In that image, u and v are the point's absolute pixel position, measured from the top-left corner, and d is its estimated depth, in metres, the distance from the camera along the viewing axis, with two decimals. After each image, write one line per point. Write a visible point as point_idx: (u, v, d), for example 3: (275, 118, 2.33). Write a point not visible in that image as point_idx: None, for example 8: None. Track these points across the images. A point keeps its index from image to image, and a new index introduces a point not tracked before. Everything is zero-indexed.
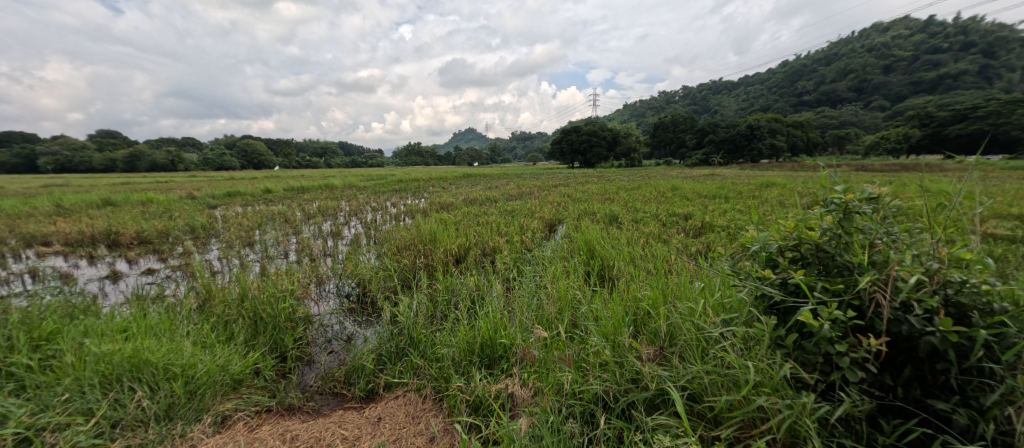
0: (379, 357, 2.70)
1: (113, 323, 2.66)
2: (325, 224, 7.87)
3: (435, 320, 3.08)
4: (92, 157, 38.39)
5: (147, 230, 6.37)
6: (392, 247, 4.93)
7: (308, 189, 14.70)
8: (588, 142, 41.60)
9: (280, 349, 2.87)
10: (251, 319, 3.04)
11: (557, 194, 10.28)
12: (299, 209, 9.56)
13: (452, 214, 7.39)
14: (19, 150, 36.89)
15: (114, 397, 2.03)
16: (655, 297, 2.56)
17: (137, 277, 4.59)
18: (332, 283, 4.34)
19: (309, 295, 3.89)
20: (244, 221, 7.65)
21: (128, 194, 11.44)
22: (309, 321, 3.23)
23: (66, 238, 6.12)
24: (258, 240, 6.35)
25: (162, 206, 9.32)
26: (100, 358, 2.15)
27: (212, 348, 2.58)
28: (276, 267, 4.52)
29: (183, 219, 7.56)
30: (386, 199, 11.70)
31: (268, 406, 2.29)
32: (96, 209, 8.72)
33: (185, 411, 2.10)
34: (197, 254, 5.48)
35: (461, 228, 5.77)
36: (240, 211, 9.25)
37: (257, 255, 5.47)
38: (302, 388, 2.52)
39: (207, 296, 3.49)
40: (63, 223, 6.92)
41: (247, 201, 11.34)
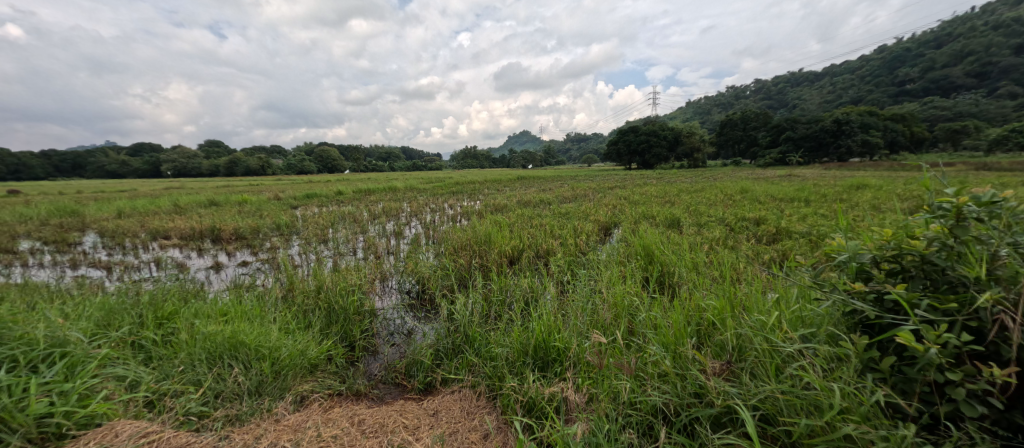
0: (436, 353, 2.82)
1: (217, 307, 3.08)
2: (389, 224, 8.41)
3: (489, 319, 3.18)
4: (201, 163, 44.76)
5: (243, 227, 7.28)
6: (449, 247, 5.13)
7: (374, 191, 15.86)
8: (647, 142, 39.94)
9: (349, 339, 3.13)
10: (325, 311, 3.36)
11: (614, 197, 10.00)
12: (366, 210, 10.33)
13: (506, 216, 7.51)
14: (149, 159, 44.17)
15: (217, 372, 2.34)
16: (721, 307, 2.38)
17: (234, 268, 5.27)
18: (395, 279, 4.63)
19: (373, 290, 4.19)
20: (320, 220, 8.42)
21: (228, 196, 13.19)
22: (374, 314, 3.49)
23: (181, 233, 7.20)
24: (331, 237, 6.96)
25: (255, 206, 10.59)
26: (207, 337, 2.50)
27: (294, 334, 2.88)
28: (346, 263, 4.91)
29: (270, 218, 8.53)
30: (444, 201, 12.18)
31: (339, 390, 2.50)
32: (204, 209, 10.13)
33: (271, 388, 2.35)
34: (281, 249, 6.15)
35: (515, 229, 5.83)
36: (316, 211, 10.19)
37: (330, 251, 6.01)
38: (367, 376, 2.73)
39: (289, 287, 3.91)
40: (180, 220, 8.14)
41: (322, 201, 12.47)
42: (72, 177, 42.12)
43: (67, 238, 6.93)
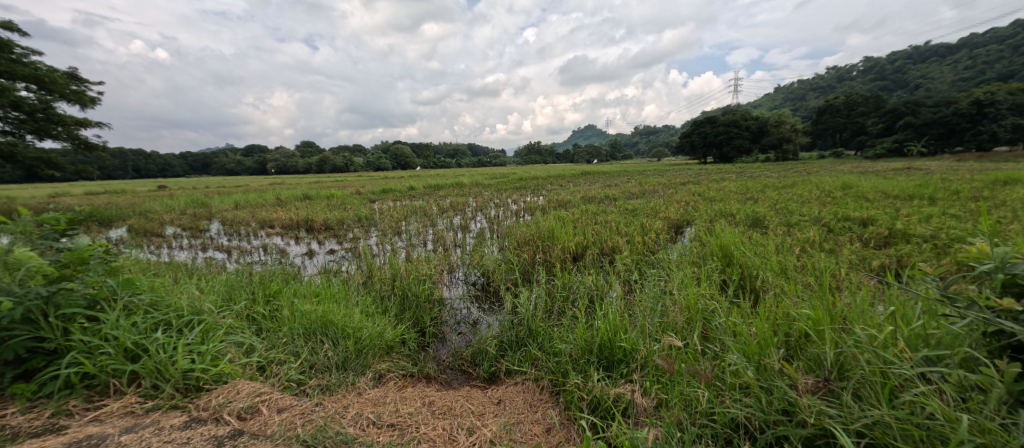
0: (500, 345, 2.89)
1: (311, 289, 3.49)
2: (456, 219, 8.79)
3: (551, 314, 3.19)
4: (297, 161, 50.73)
5: (331, 219, 8.13)
6: (513, 242, 5.21)
7: (442, 186, 16.67)
8: (726, 133, 36.64)
9: (420, 325, 3.35)
10: (400, 298, 3.63)
11: (686, 193, 9.36)
12: (435, 204, 10.91)
13: (570, 212, 7.42)
14: (258, 159, 51.15)
15: (311, 346, 2.65)
16: (816, 318, 2.12)
17: (324, 255, 5.92)
18: (461, 271, 4.84)
19: (441, 280, 4.43)
20: (395, 213, 9.06)
21: (319, 190, 14.80)
22: (443, 303, 3.69)
23: (283, 223, 8.26)
24: (404, 229, 7.48)
25: (340, 200, 11.75)
26: (304, 314, 2.85)
27: (373, 317, 3.16)
28: (418, 254, 5.24)
29: (353, 211, 9.40)
30: (508, 196, 12.38)
31: (411, 371, 2.69)
32: (300, 202, 11.49)
33: (354, 364, 2.60)
34: (362, 240, 6.75)
35: (579, 226, 5.73)
36: (391, 205, 10.99)
37: (404, 242, 6.47)
38: (436, 361, 2.89)
39: (369, 273, 4.29)
40: (282, 212, 9.33)
41: (397, 196, 13.40)
42: (202, 175, 50.35)
43: (199, 226, 8.32)
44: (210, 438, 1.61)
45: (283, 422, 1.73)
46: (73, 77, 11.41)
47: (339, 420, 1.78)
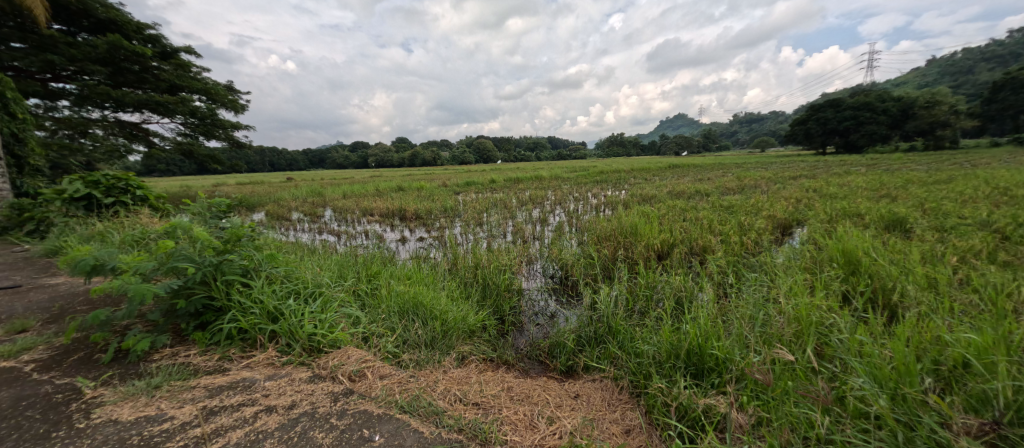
0: (578, 339, 2.87)
1: (404, 272, 3.84)
2: (535, 211, 8.88)
3: (631, 314, 3.07)
4: (392, 156, 55.88)
5: (420, 209, 8.82)
6: (593, 236, 5.10)
7: (522, 180, 16.95)
8: (854, 118, 30.91)
9: (500, 313, 3.48)
10: (482, 285, 3.81)
11: (797, 189, 8.16)
12: (515, 197, 11.15)
13: (655, 207, 6.99)
14: (361, 154, 57.54)
15: (405, 323, 2.90)
16: (983, 345, 1.70)
17: (415, 242, 6.46)
18: (539, 263, 4.90)
19: (521, 271, 4.53)
20: (477, 205, 9.48)
21: (411, 183, 16.12)
22: (521, 293, 3.79)
23: (381, 212, 9.19)
24: (486, 221, 7.79)
25: (429, 191, 12.66)
26: (399, 294, 3.15)
27: (458, 302, 3.37)
28: (498, 245, 5.43)
29: (440, 202, 10.07)
30: (587, 190, 12.11)
31: (491, 356, 2.81)
32: (395, 193, 12.66)
33: (441, 344, 2.78)
34: (447, 229, 7.22)
35: (666, 222, 5.37)
36: (474, 197, 11.52)
37: (485, 233, 6.75)
38: (515, 349, 2.99)
39: (454, 261, 4.57)
40: (380, 201, 10.40)
41: (479, 188, 14.00)
42: (318, 168, 58.34)
43: (317, 212, 9.70)
44: (328, 394, 1.86)
45: (384, 388, 1.93)
46: (230, 89, 14.07)
47: (431, 392, 1.93)
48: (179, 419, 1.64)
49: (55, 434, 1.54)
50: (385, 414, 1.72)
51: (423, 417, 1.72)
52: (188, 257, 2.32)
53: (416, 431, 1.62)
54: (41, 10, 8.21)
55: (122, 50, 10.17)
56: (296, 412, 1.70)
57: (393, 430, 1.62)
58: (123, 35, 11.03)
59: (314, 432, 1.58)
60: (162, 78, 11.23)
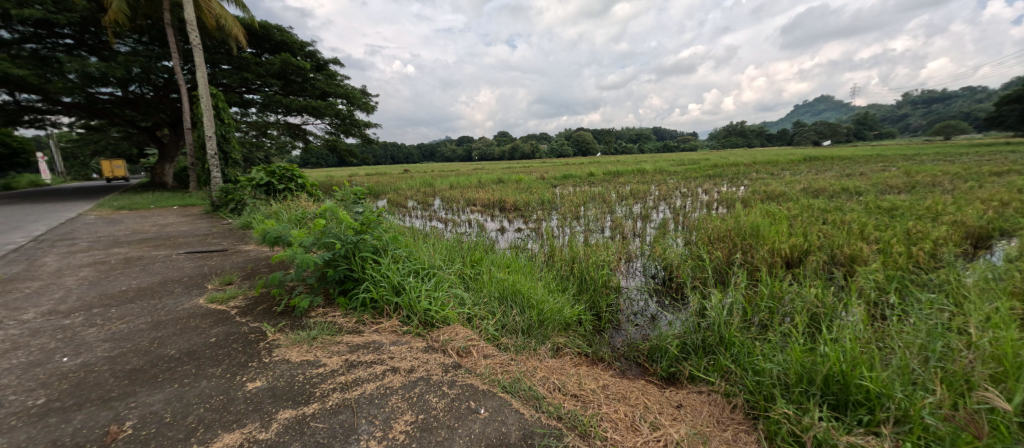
0: (683, 346, 2.65)
1: (504, 260, 4.02)
2: (637, 207, 8.42)
3: (749, 326, 2.72)
4: (494, 150, 58.67)
5: (519, 201, 9.11)
6: (703, 236, 4.64)
7: (623, 173, 16.19)
8: None
9: (596, 309, 3.42)
10: (579, 279, 3.78)
11: (1004, 188, 6.18)
12: (615, 191, 10.73)
13: (784, 206, 6.03)
14: (465, 148, 61.72)
15: (504, 309, 2.99)
16: None
17: (513, 232, 6.72)
18: (639, 262, 4.65)
19: (619, 268, 4.35)
20: (575, 198, 9.37)
21: (511, 175, 16.71)
22: (620, 291, 3.66)
23: (483, 202, 9.77)
24: (583, 214, 7.68)
25: (527, 184, 12.98)
26: (499, 280, 3.28)
27: (554, 293, 3.40)
28: (596, 239, 5.31)
29: (538, 194, 10.25)
30: (697, 185, 11.02)
31: (586, 352, 2.77)
32: (496, 185, 13.28)
33: (537, 333, 2.82)
34: (544, 221, 7.33)
35: (798, 225, 4.59)
36: (571, 190, 11.44)
37: (582, 227, 6.66)
38: (611, 347, 2.91)
39: (551, 253, 4.61)
40: (482, 193, 11.04)
41: (576, 182, 13.84)
42: (429, 161, 64.38)
43: (428, 201, 10.74)
44: (441, 364, 2.07)
45: (488, 367, 2.07)
46: (364, 93, 16.37)
47: (531, 377, 2.01)
48: (329, 366, 2.00)
49: (251, 363, 2.02)
50: (489, 391, 1.84)
51: (524, 400, 1.80)
52: (337, 236, 2.82)
53: (517, 412, 1.70)
54: (242, 38, 10.65)
55: (291, 65, 12.61)
56: (415, 376, 1.94)
57: (496, 406, 1.73)
58: (291, 53, 13.67)
59: (429, 396, 1.77)
60: (316, 86, 13.61)
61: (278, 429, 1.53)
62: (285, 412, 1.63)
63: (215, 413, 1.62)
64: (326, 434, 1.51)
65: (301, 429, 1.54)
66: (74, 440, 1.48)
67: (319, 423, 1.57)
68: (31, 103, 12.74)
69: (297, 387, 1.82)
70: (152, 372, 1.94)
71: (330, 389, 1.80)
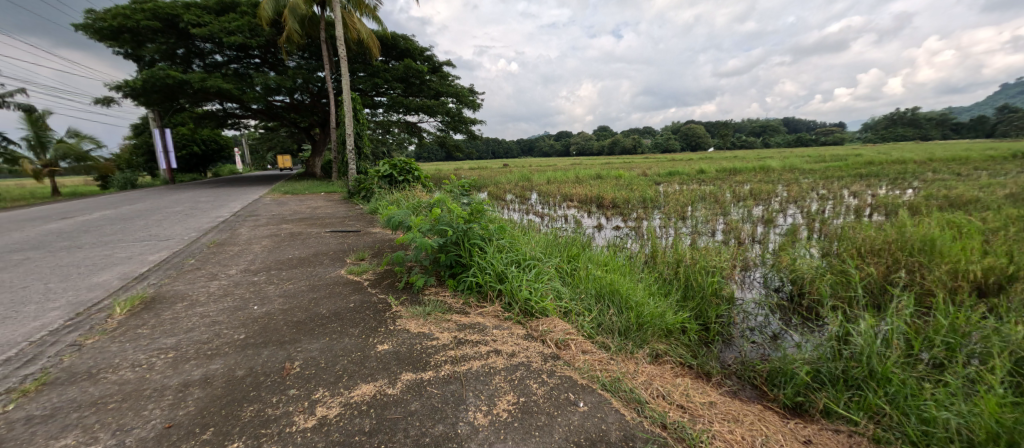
0: (815, 374, 2.24)
1: (602, 258, 3.90)
2: (757, 209, 7.41)
3: (914, 362, 2.19)
4: (592, 145, 57.33)
5: (619, 199, 8.77)
6: (848, 248, 3.85)
7: (741, 171, 14.32)
8: None
9: (703, 319, 3.11)
10: (684, 285, 3.49)
11: None
12: (730, 190, 9.58)
13: (976, 216, 4.67)
14: (563, 144, 61.51)
15: (600, 307, 2.86)
16: None
17: (611, 230, 6.50)
18: (759, 272, 4.10)
19: (734, 278, 3.87)
20: (681, 197, 8.65)
21: (610, 171, 16.12)
22: (733, 303, 3.26)
23: (580, 198, 9.66)
24: (691, 215, 7.03)
25: (628, 180, 12.40)
26: (596, 278, 3.15)
27: (656, 297, 3.18)
28: (706, 243, 4.82)
29: (640, 191, 9.73)
30: (842, 186, 9.18)
31: (689, 363, 2.49)
32: (594, 180, 12.99)
33: (634, 336, 2.61)
34: (646, 220, 6.93)
35: (997, 241, 3.52)
36: (678, 188, 10.57)
37: (689, 228, 6.11)
38: (720, 363, 2.60)
39: (652, 254, 4.34)
40: (580, 188, 10.91)
41: (683, 179, 12.75)
42: (527, 156, 65.87)
43: (525, 195, 11.05)
44: (540, 353, 2.14)
45: (586, 362, 2.07)
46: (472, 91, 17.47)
47: (631, 379, 1.95)
48: (441, 340, 2.23)
49: (380, 328, 2.37)
50: (587, 385, 1.85)
51: (625, 402, 1.75)
52: (448, 224, 3.11)
53: (617, 412, 1.66)
54: (376, 49, 12.28)
55: (412, 70, 14.20)
56: (516, 360, 2.04)
57: (595, 402, 1.72)
58: (413, 58, 15.33)
59: (530, 381, 1.85)
60: (432, 87, 15.05)
61: (401, 388, 1.76)
62: (406, 375, 1.87)
63: (355, 366, 1.94)
64: (440, 399, 1.69)
65: (420, 390, 1.75)
66: (265, 368, 1.93)
67: (435, 388, 1.76)
68: (232, 110, 16.63)
69: (416, 355, 2.06)
70: (311, 325, 2.41)
71: (442, 360, 2.01)
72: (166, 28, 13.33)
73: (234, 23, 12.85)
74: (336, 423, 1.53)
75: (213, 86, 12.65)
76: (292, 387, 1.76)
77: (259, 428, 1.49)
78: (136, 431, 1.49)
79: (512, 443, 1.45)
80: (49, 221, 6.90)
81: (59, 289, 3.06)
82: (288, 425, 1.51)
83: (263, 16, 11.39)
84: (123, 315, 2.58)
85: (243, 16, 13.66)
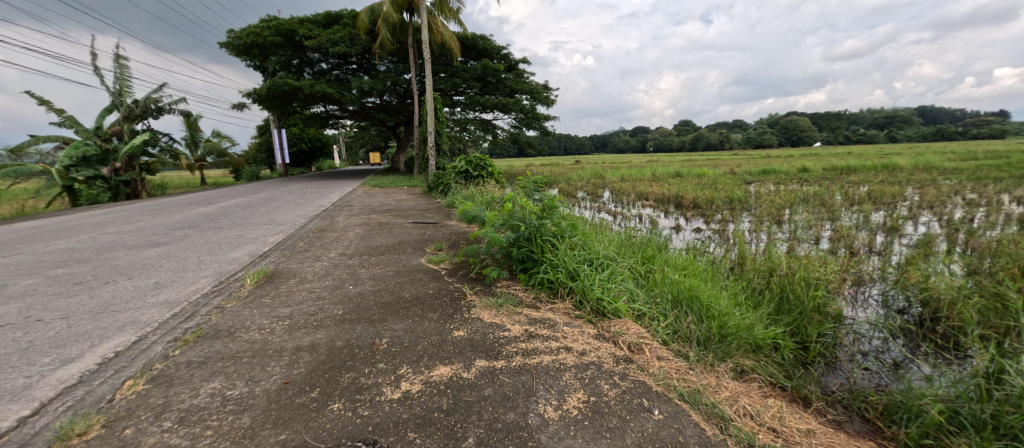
0: (952, 415, 1.84)
1: (680, 261, 3.65)
2: (876, 215, 6.32)
3: None
4: (672, 141, 53.78)
5: (701, 198, 8.14)
6: (1009, 267, 3.10)
7: (856, 170, 12.33)
8: None
9: (801, 336, 2.74)
10: (778, 297, 3.12)
11: None
12: (840, 192, 8.32)
13: None
14: (640, 140, 58.64)
15: (677, 313, 2.68)
16: None
17: (690, 232, 6.07)
18: (876, 289, 3.49)
19: (842, 294, 3.35)
20: (776, 198, 7.72)
21: (692, 169, 14.97)
22: (841, 322, 2.82)
23: (656, 197, 9.16)
24: (788, 219, 6.26)
25: (712, 179, 11.43)
26: (674, 282, 2.95)
27: (743, 308, 2.90)
28: (808, 251, 4.23)
29: (726, 191, 8.91)
30: (1001, 190, 7.42)
31: (782, 384, 2.19)
32: (673, 179, 12.19)
33: (716, 348, 2.38)
34: (732, 223, 6.34)
35: None
36: (772, 188, 9.47)
37: (785, 234, 5.45)
38: (822, 388, 2.25)
39: (739, 260, 3.95)
40: (657, 187, 10.34)
41: (780, 179, 11.36)
42: (599, 153, 64.07)
43: (597, 192, 10.78)
44: (612, 354, 2.09)
45: (661, 369, 1.98)
46: (546, 88, 17.47)
47: (713, 393, 1.81)
48: (513, 332, 2.29)
49: (455, 315, 2.51)
50: (662, 393, 1.76)
51: (705, 415, 1.63)
52: (521, 219, 3.18)
53: (696, 426, 1.56)
54: (457, 50, 12.88)
55: (489, 69, 14.65)
56: (587, 359, 2.02)
57: (672, 412, 1.64)
58: (490, 57, 15.81)
59: (600, 382, 1.82)
60: (507, 85, 15.39)
61: (476, 373, 1.86)
62: (479, 362, 1.95)
63: (434, 348, 2.09)
64: (512, 388, 1.75)
65: (492, 378, 1.83)
66: (359, 342, 2.17)
67: (507, 378, 1.82)
68: (333, 112, 18.73)
69: (488, 344, 2.15)
70: (396, 307, 2.64)
71: (513, 351, 2.07)
72: (285, 42, 15.48)
73: (337, 34, 14.44)
74: (418, 398, 1.66)
75: (319, 91, 14.37)
76: (381, 362, 1.95)
77: (355, 394, 1.69)
78: (263, 382, 1.78)
79: (582, 440, 1.45)
80: (199, 206, 8.48)
81: (207, 261, 3.75)
82: (378, 394, 1.69)
83: (361, 26, 12.64)
84: (252, 285, 3.08)
85: (345, 27, 15.33)
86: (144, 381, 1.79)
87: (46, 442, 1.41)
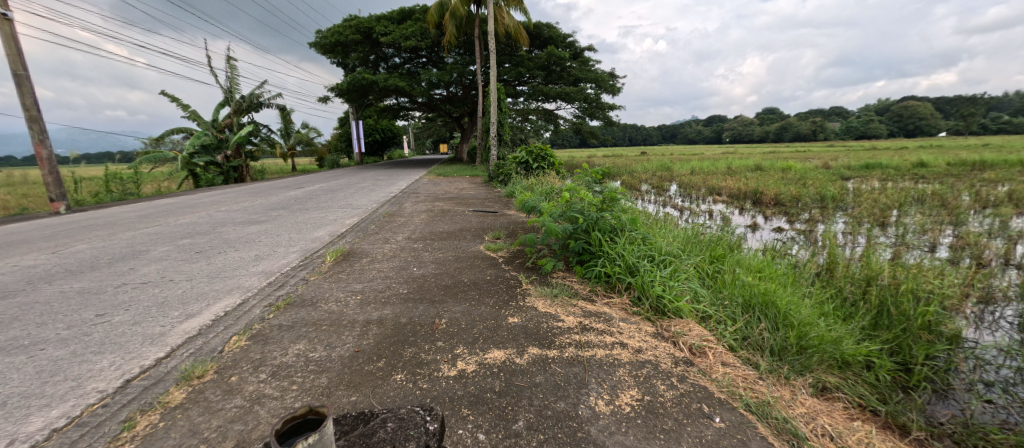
0: None
1: (755, 262, 3.33)
2: (1019, 221, 5.20)
3: None
4: (754, 132, 48.93)
5: (785, 195, 7.33)
6: None
7: (994, 165, 10.19)
8: None
9: (902, 357, 2.36)
10: (874, 311, 2.72)
11: None
12: (969, 191, 6.95)
13: None
14: (715, 130, 54.16)
15: (748, 319, 2.46)
16: None
17: (769, 232, 5.50)
18: (1010, 310, 2.89)
19: (962, 313, 2.82)
20: (881, 197, 6.68)
21: (775, 162, 13.48)
22: (959, 345, 2.38)
23: (730, 192, 8.45)
24: (895, 221, 5.41)
25: (799, 174, 10.22)
26: (746, 285, 2.69)
27: (830, 319, 2.58)
28: (920, 259, 3.62)
29: (816, 187, 7.91)
30: None
31: (873, 408, 1.92)
32: (751, 173, 11.11)
33: (792, 360, 2.14)
34: (823, 223, 5.63)
35: None
36: (875, 186, 8.21)
37: (890, 238, 4.72)
38: (926, 418, 1.91)
39: (828, 265, 3.50)
40: (731, 181, 9.52)
41: (888, 175, 9.81)
42: (667, 144, 60.34)
43: (662, 186, 10.21)
44: (671, 355, 2.00)
45: (726, 376, 1.85)
46: (613, 76, 16.80)
47: (787, 408, 1.65)
48: (567, 324, 2.29)
49: (511, 302, 2.57)
50: (726, 401, 1.65)
51: (774, 431, 1.50)
52: (580, 211, 3.14)
53: (762, 439, 1.45)
54: (523, 40, 12.87)
55: (553, 57, 14.45)
56: (643, 357, 1.95)
57: (736, 422, 1.53)
58: (555, 46, 15.58)
59: (656, 382, 1.76)
60: (571, 74, 15.14)
61: (528, 360, 1.89)
62: (532, 350, 1.98)
63: (489, 332, 2.16)
64: (564, 378, 1.75)
65: (544, 366, 1.85)
66: (421, 320, 2.32)
67: (559, 367, 1.83)
68: (404, 104, 19.83)
69: (541, 332, 2.17)
70: (455, 290, 2.78)
71: (566, 342, 2.07)
72: (363, 39, 16.62)
73: (409, 30, 15.19)
74: (472, 377, 1.74)
75: (392, 84, 15.28)
76: (440, 340, 2.07)
77: (415, 367, 1.81)
78: (338, 349, 1.98)
79: (634, 439, 1.41)
80: (290, 189, 9.57)
81: (296, 238, 4.24)
82: (436, 369, 1.79)
83: (431, 21, 13.14)
84: (331, 262, 3.42)
85: (416, 22, 16.10)
86: (246, 338, 2.09)
87: (175, 380, 1.71)
